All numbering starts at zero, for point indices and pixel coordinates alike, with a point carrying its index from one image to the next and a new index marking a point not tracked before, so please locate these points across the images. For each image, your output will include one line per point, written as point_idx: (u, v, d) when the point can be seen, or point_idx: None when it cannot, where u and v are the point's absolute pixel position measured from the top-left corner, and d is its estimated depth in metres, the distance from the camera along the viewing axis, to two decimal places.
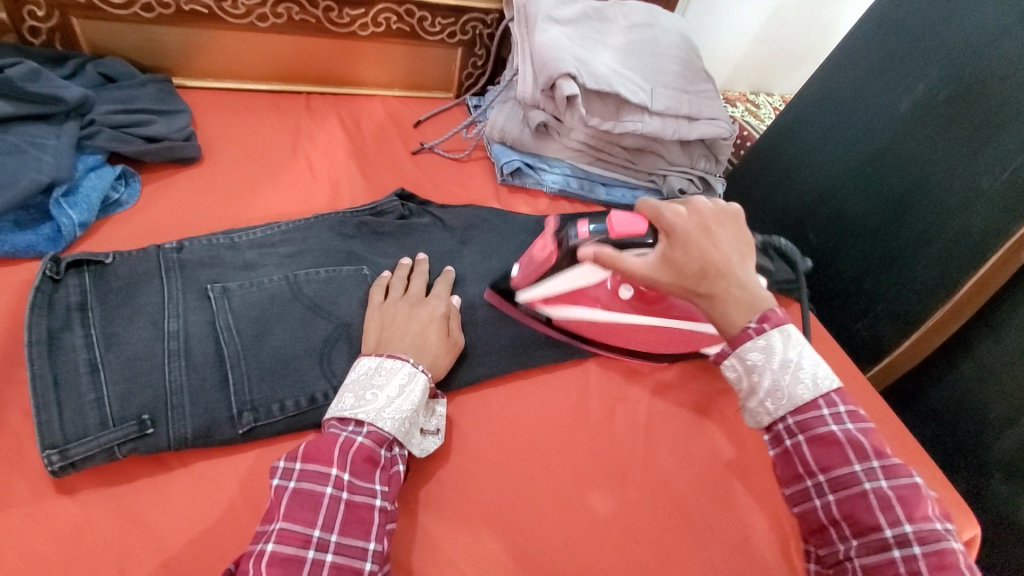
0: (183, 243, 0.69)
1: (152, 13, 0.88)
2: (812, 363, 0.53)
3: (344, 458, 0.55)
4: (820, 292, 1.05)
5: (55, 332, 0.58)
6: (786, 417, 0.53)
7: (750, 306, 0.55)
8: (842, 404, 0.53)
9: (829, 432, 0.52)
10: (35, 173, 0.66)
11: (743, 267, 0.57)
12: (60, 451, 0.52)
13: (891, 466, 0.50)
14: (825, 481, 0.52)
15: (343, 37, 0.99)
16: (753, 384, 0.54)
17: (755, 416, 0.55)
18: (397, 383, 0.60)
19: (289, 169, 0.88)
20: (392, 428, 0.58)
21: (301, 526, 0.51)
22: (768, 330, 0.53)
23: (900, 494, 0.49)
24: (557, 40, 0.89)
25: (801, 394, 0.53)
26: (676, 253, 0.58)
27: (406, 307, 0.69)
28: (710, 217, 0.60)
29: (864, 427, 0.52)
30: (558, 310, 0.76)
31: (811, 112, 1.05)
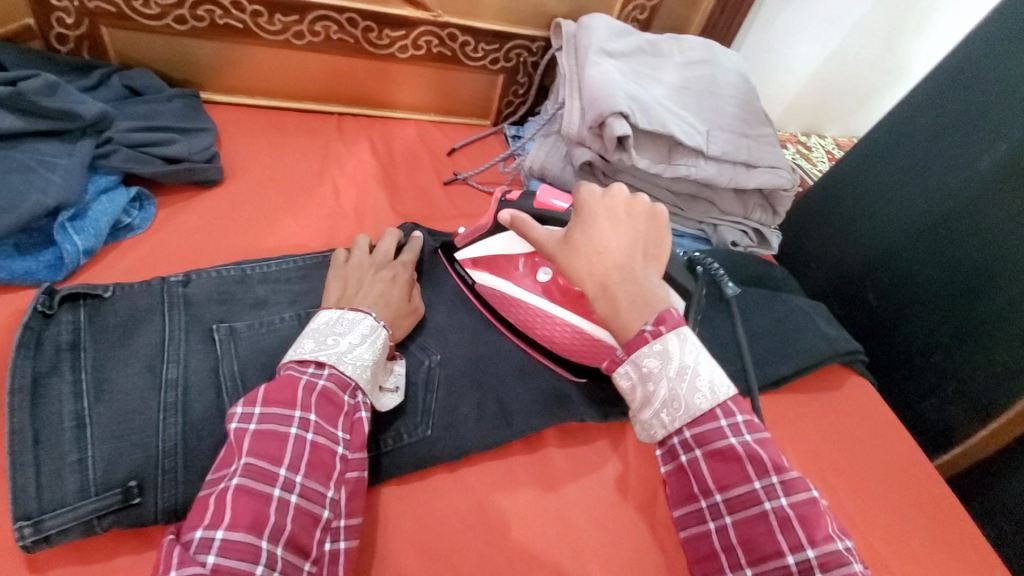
0: (190, 276, 0.63)
1: (184, 26, 0.83)
2: (707, 370, 0.49)
3: (307, 400, 0.51)
4: (881, 360, 0.95)
5: (41, 377, 0.52)
6: (682, 429, 0.49)
7: (643, 304, 0.51)
8: (740, 415, 0.49)
9: (727, 446, 0.48)
10: (40, 195, 0.61)
11: (642, 266, 0.53)
12: (34, 523, 0.46)
13: (789, 481, 0.47)
14: (721, 501, 0.48)
15: (380, 58, 0.94)
16: (648, 393, 0.49)
17: (647, 429, 0.50)
18: (360, 333, 0.58)
19: (313, 195, 0.82)
20: (355, 373, 0.55)
21: (267, 463, 0.48)
22: (663, 332, 0.49)
23: (798, 512, 0.46)
24: (609, 75, 0.82)
25: (699, 403, 0.48)
26: (576, 242, 0.55)
27: (371, 268, 0.67)
28: (619, 208, 0.56)
29: (761, 438, 0.49)
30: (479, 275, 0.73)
31: (872, 163, 0.95)
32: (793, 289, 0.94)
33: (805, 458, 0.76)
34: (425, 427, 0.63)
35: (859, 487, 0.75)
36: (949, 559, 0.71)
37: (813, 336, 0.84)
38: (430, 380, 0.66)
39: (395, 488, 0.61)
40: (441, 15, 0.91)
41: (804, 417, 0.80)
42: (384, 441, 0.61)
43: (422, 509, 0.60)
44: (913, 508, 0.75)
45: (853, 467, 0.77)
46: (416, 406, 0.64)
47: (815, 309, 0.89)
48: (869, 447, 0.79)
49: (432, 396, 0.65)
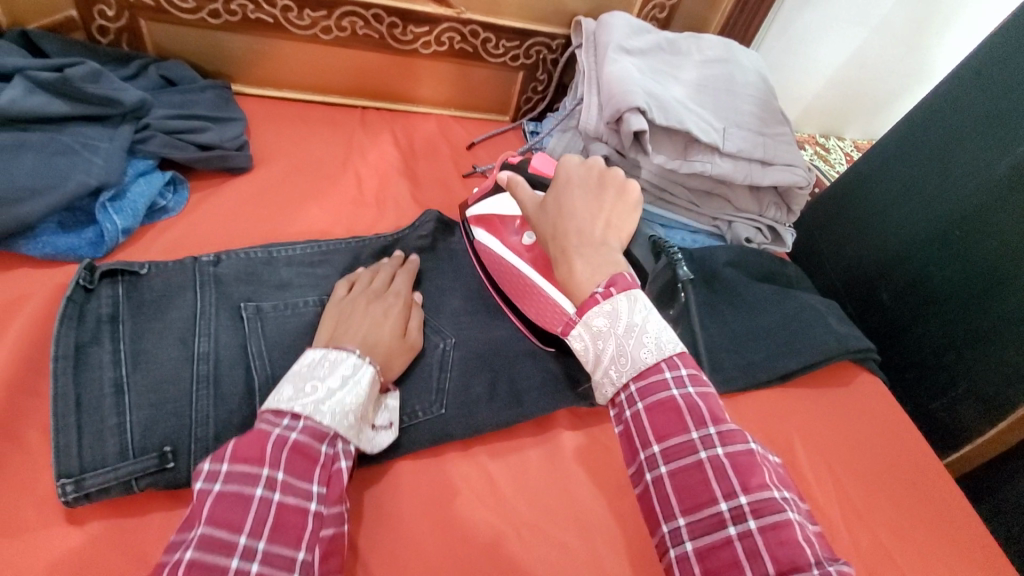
0: (221, 256, 0.66)
1: (218, 19, 0.87)
2: (656, 327, 0.50)
3: (278, 456, 0.49)
4: (894, 361, 0.95)
5: (82, 346, 0.56)
6: (628, 382, 0.50)
7: (598, 266, 0.53)
8: (684, 367, 0.49)
9: (669, 397, 0.48)
10: (84, 175, 0.64)
11: (604, 235, 0.56)
12: (75, 481, 0.50)
13: (726, 432, 0.47)
14: (659, 452, 0.47)
15: (403, 53, 0.97)
16: (598, 351, 0.51)
17: (600, 387, 0.52)
18: (341, 375, 0.56)
19: (337, 183, 0.85)
20: (332, 422, 0.53)
21: (225, 532, 0.45)
22: (613, 294, 0.51)
23: (734, 461, 0.46)
24: (627, 72, 0.84)
25: (645, 357, 0.49)
26: (547, 207, 0.59)
27: (363, 301, 0.65)
28: (592, 181, 0.60)
29: (705, 392, 0.49)
30: (476, 234, 0.76)
31: (888, 165, 0.95)
32: (806, 286, 0.94)
33: (813, 450, 0.77)
34: (439, 406, 0.65)
35: (867, 481, 0.76)
36: (955, 554, 0.72)
37: (823, 332, 0.84)
38: (445, 361, 0.68)
39: (409, 463, 0.63)
40: (464, 12, 0.93)
41: (813, 411, 0.81)
42: (400, 418, 0.63)
43: (436, 484, 0.62)
44: (921, 504, 0.75)
45: (861, 461, 0.78)
46: (431, 385, 0.66)
47: (827, 307, 0.89)
48: (877, 442, 0.80)
49: (446, 376, 0.67)
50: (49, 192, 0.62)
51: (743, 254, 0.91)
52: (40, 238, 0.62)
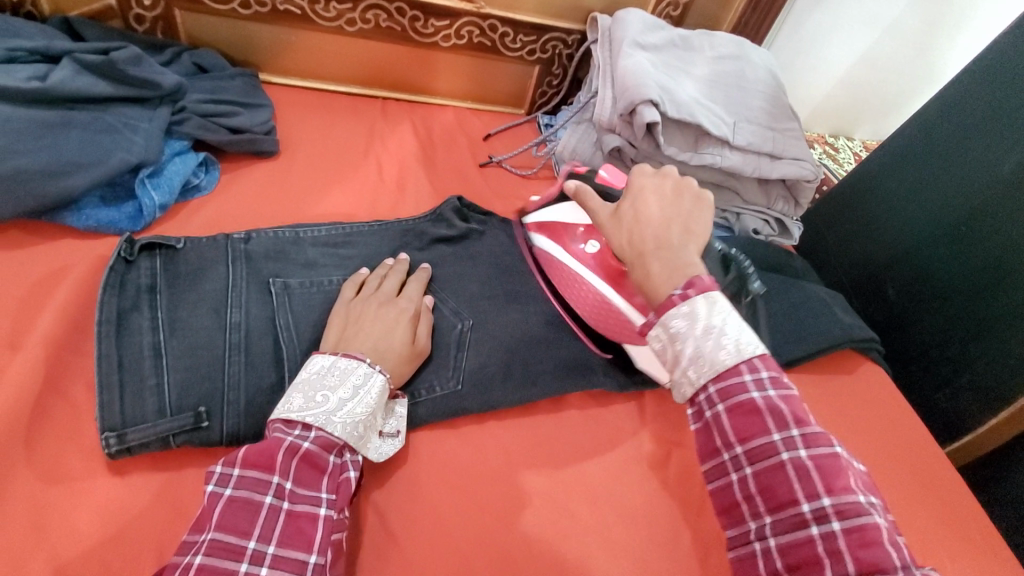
0: (251, 234, 0.70)
1: (249, 10, 0.90)
2: (735, 329, 0.48)
3: (288, 465, 0.50)
4: (898, 353, 0.97)
5: (123, 312, 0.59)
6: (707, 384, 0.48)
7: (675, 269, 0.51)
8: (765, 370, 0.47)
9: (748, 399, 0.46)
10: (125, 153, 0.68)
11: (680, 239, 0.54)
12: (118, 435, 0.52)
13: (810, 435, 0.46)
14: (742, 453, 0.47)
15: (424, 46, 1.00)
16: (677, 353, 0.49)
17: (678, 388, 0.49)
18: (351, 385, 0.56)
19: (359, 169, 0.88)
20: (343, 433, 0.54)
21: (236, 537, 0.47)
22: (693, 295, 0.48)
23: (817, 463, 0.45)
24: (641, 66, 0.86)
25: (724, 360, 0.47)
26: (624, 214, 0.57)
27: (374, 306, 0.65)
28: (668, 188, 0.59)
29: (786, 393, 0.47)
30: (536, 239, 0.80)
31: (897, 162, 0.97)
32: (813, 278, 0.96)
33: None
34: (456, 381, 0.68)
35: (867, 465, 0.78)
36: (955, 537, 0.74)
37: (828, 321, 0.87)
38: (461, 341, 0.71)
39: (426, 433, 0.65)
40: (484, 7, 0.97)
41: (817, 398, 0.83)
42: (418, 391, 0.66)
43: (452, 452, 0.64)
44: (920, 489, 0.77)
45: (864, 447, 0.80)
46: (448, 362, 0.69)
47: (833, 299, 0.91)
48: (879, 430, 0.82)
49: (463, 355, 0.70)
50: (94, 168, 0.66)
51: (751, 244, 0.94)
52: (83, 210, 0.66)
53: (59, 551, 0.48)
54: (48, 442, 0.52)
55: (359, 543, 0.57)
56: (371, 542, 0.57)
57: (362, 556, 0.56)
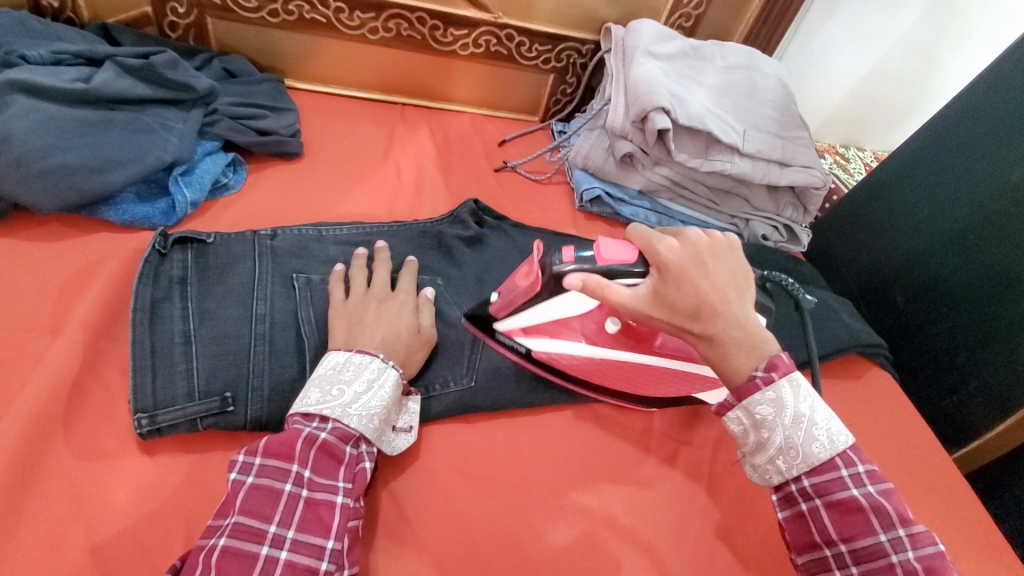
0: (277, 231, 0.73)
1: (277, 18, 0.94)
2: (824, 419, 0.52)
3: (306, 454, 0.52)
4: (906, 360, 0.98)
5: (157, 302, 0.62)
6: (801, 477, 0.53)
7: (753, 347, 0.54)
8: (860, 465, 0.52)
9: (847, 496, 0.51)
10: (160, 151, 0.72)
11: (740, 306, 0.55)
12: (149, 416, 0.55)
13: (914, 534, 0.49)
14: (846, 552, 0.51)
15: (443, 54, 1.04)
16: (763, 440, 0.54)
17: (763, 473, 0.55)
18: (366, 379, 0.57)
19: (378, 172, 0.91)
20: (358, 425, 0.55)
21: (257, 521, 0.49)
22: (776, 380, 0.52)
23: (925, 564, 0.48)
24: (654, 74, 0.89)
25: (817, 452, 0.52)
26: (668, 290, 0.55)
27: (374, 304, 0.65)
28: (703, 252, 0.56)
29: (884, 490, 0.51)
30: (535, 342, 0.68)
31: (906, 172, 0.98)
32: (821, 285, 0.97)
33: None
34: (469, 378, 0.70)
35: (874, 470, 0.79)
36: (962, 542, 0.74)
37: (836, 326, 0.88)
38: (475, 341, 0.73)
39: (441, 425, 0.67)
40: (501, 17, 1.00)
41: (824, 403, 0.84)
42: (432, 386, 0.68)
43: (465, 446, 0.66)
44: (926, 494, 0.78)
45: (870, 451, 0.81)
46: (463, 360, 0.71)
47: (840, 304, 0.93)
48: (886, 435, 0.83)
49: (478, 354, 0.72)
50: (132, 165, 0.70)
51: (758, 250, 0.96)
52: (120, 206, 0.70)
53: (96, 524, 0.51)
54: (85, 422, 0.55)
55: (376, 529, 0.59)
56: (386, 529, 0.59)
57: (378, 542, 0.58)
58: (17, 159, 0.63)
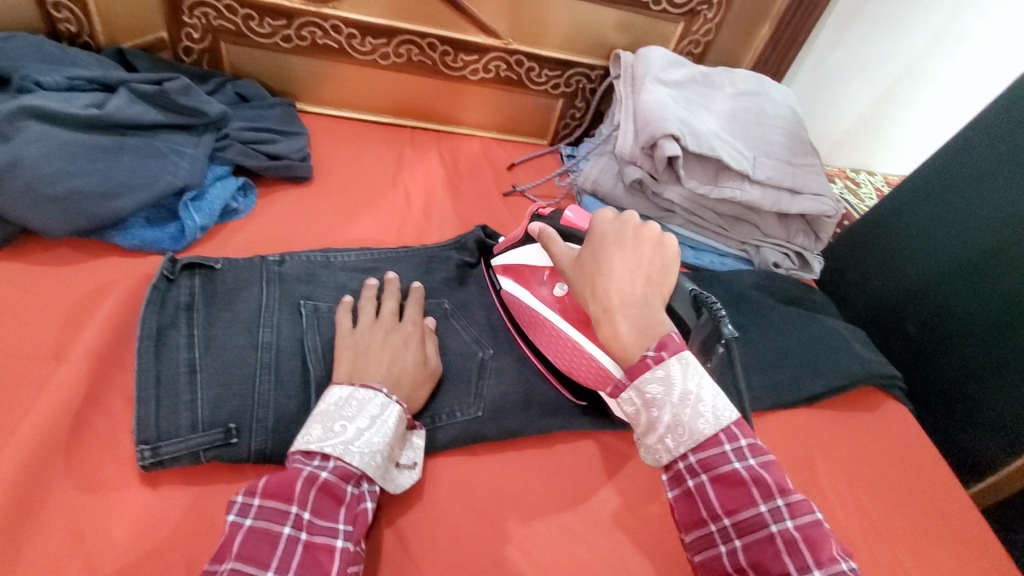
0: (285, 256, 0.72)
1: (290, 44, 0.95)
2: (709, 395, 0.51)
3: (306, 495, 0.51)
4: (920, 390, 0.96)
5: (163, 329, 0.61)
6: (688, 454, 0.52)
7: (643, 328, 0.53)
8: (743, 439, 0.52)
9: (732, 470, 0.50)
10: (171, 177, 0.72)
11: (644, 292, 0.54)
12: (152, 448, 0.54)
13: (794, 504, 0.49)
14: (730, 524, 0.50)
15: (453, 79, 1.04)
16: (652, 419, 0.52)
17: (653, 453, 0.53)
18: (368, 415, 0.57)
19: (387, 196, 0.91)
20: (361, 463, 0.54)
21: (253, 567, 0.46)
22: (665, 358, 0.51)
23: (805, 533, 0.48)
24: (664, 101, 0.89)
25: (703, 429, 0.51)
26: (586, 259, 0.56)
27: (380, 334, 0.65)
28: (629, 233, 0.57)
29: (765, 461, 0.51)
30: (506, 285, 0.75)
31: (916, 199, 0.97)
32: (833, 313, 0.96)
33: (838, 473, 0.78)
34: (477, 408, 0.68)
35: (891, 506, 0.76)
36: None
37: (849, 357, 0.86)
38: (483, 369, 0.72)
39: (446, 457, 0.66)
40: (511, 43, 1.01)
41: (839, 435, 0.82)
42: (439, 417, 0.67)
43: (471, 478, 0.65)
44: (945, 532, 0.75)
45: (887, 486, 0.78)
46: (471, 389, 0.70)
47: (853, 334, 0.91)
48: (904, 468, 0.81)
49: (485, 383, 0.71)
50: (142, 191, 0.70)
51: (770, 278, 0.96)
52: (130, 230, 0.70)
53: (94, 560, 0.49)
54: (87, 453, 0.54)
55: (379, 566, 0.57)
56: (390, 566, 0.58)
57: None
58: (30, 185, 0.64)
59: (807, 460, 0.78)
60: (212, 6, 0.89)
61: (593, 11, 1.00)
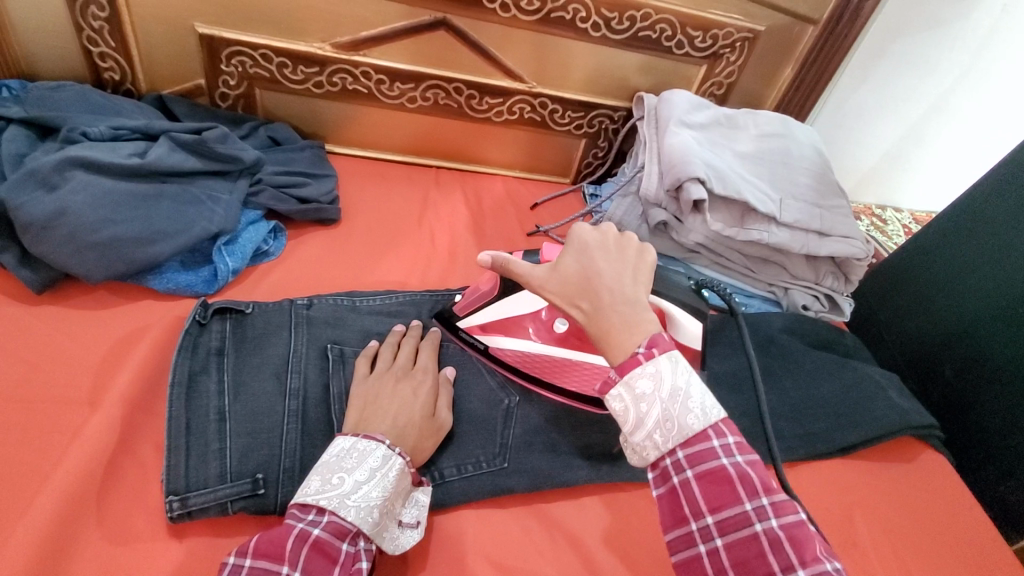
0: (313, 300, 0.73)
1: (321, 89, 0.98)
2: (699, 393, 0.48)
3: (298, 553, 0.48)
4: (960, 440, 0.92)
5: (194, 376, 0.62)
6: (675, 449, 0.47)
7: (634, 325, 0.51)
8: (731, 436, 0.47)
9: (718, 465, 0.46)
10: (207, 222, 0.74)
11: (632, 292, 0.54)
12: (180, 499, 0.54)
13: (779, 502, 0.44)
14: (712, 524, 0.45)
15: (478, 122, 1.07)
16: (641, 415, 0.48)
17: (639, 451, 0.48)
18: (368, 467, 0.54)
19: (412, 236, 0.92)
20: (356, 518, 0.52)
21: None
22: (656, 354, 0.49)
23: (790, 533, 0.43)
24: (688, 144, 0.89)
25: (691, 424, 0.47)
26: (568, 265, 0.56)
27: (391, 381, 0.64)
28: (609, 241, 0.57)
29: (752, 460, 0.47)
30: (491, 339, 0.74)
31: (949, 241, 0.95)
32: (866, 358, 0.93)
33: (878, 529, 0.74)
34: (502, 459, 0.67)
35: (935, 565, 0.73)
36: None
37: (884, 406, 0.83)
38: (508, 416, 0.71)
39: (471, 509, 0.64)
40: (535, 86, 1.03)
41: (876, 487, 0.78)
42: (464, 467, 0.66)
43: (496, 530, 0.63)
44: None
45: (930, 544, 0.74)
46: (496, 438, 0.69)
47: (888, 381, 0.88)
48: (948, 524, 0.77)
49: (510, 431, 0.70)
50: (179, 236, 0.72)
51: (798, 321, 0.94)
52: (164, 275, 0.72)
53: None
54: (116, 502, 0.54)
55: None
56: None
57: None
58: (73, 232, 0.66)
59: (846, 515, 0.74)
60: (249, 55, 0.92)
61: (616, 55, 1.02)
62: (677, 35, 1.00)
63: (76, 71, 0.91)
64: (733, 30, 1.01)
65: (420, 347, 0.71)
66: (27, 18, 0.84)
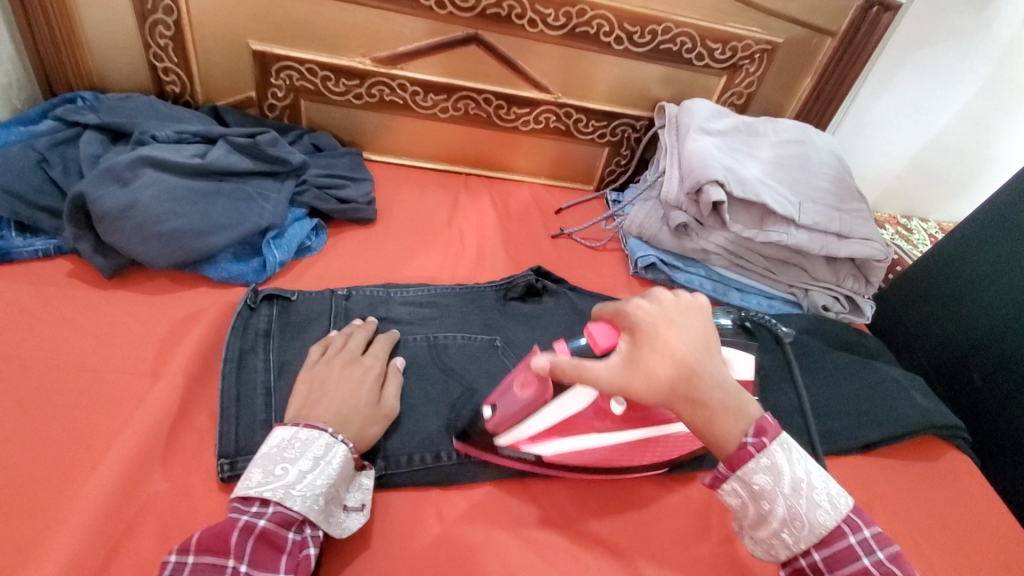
0: (351, 291, 0.79)
1: (360, 100, 1.05)
2: (822, 483, 0.53)
3: (244, 545, 0.51)
4: (987, 445, 0.91)
5: (244, 353, 0.68)
6: (811, 550, 0.52)
7: (736, 411, 0.54)
8: (866, 529, 0.52)
9: (860, 566, 0.50)
10: (258, 218, 0.81)
11: (719, 373, 0.56)
12: (230, 461, 0.59)
13: None
14: None
15: (506, 131, 1.12)
16: (765, 512, 0.54)
17: (772, 548, 0.54)
18: (312, 457, 0.57)
19: (443, 236, 0.97)
20: (301, 507, 0.54)
21: None
22: (766, 443, 0.53)
23: None
24: (708, 149, 0.92)
25: (823, 521, 0.52)
26: (645, 355, 0.55)
27: (337, 367, 0.66)
28: (674, 316, 0.57)
29: (892, 553, 0.51)
30: (546, 446, 0.64)
31: (975, 246, 0.95)
32: (888, 359, 0.94)
33: (900, 525, 0.75)
34: None
35: (957, 560, 0.73)
36: None
37: (906, 406, 0.84)
38: None
39: (498, 487, 0.68)
40: (561, 97, 1.08)
41: (897, 483, 0.79)
42: None
43: (519, 507, 0.66)
44: None
45: (952, 538, 0.75)
46: None
47: (910, 382, 0.89)
48: (972, 522, 0.77)
49: None
50: (233, 229, 0.78)
51: (818, 322, 0.96)
52: (218, 264, 0.78)
53: None
54: (175, 462, 0.59)
55: None
56: None
57: None
58: (141, 223, 0.73)
59: (866, 508, 0.75)
60: (296, 69, 1.00)
61: (638, 67, 1.06)
62: (697, 47, 1.05)
63: (141, 84, 1.00)
64: (752, 42, 1.05)
65: (374, 339, 0.73)
66: (102, 38, 0.94)
